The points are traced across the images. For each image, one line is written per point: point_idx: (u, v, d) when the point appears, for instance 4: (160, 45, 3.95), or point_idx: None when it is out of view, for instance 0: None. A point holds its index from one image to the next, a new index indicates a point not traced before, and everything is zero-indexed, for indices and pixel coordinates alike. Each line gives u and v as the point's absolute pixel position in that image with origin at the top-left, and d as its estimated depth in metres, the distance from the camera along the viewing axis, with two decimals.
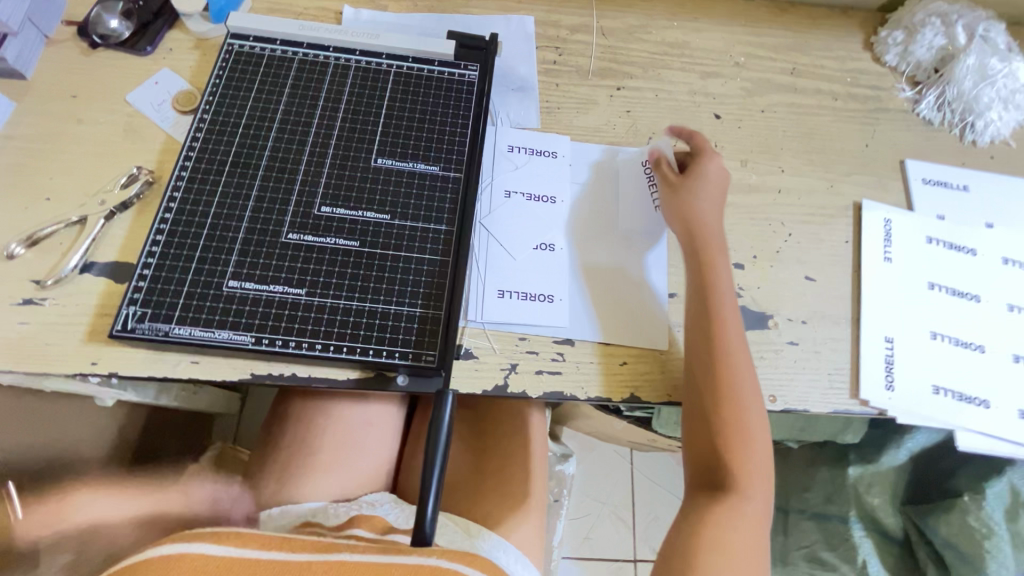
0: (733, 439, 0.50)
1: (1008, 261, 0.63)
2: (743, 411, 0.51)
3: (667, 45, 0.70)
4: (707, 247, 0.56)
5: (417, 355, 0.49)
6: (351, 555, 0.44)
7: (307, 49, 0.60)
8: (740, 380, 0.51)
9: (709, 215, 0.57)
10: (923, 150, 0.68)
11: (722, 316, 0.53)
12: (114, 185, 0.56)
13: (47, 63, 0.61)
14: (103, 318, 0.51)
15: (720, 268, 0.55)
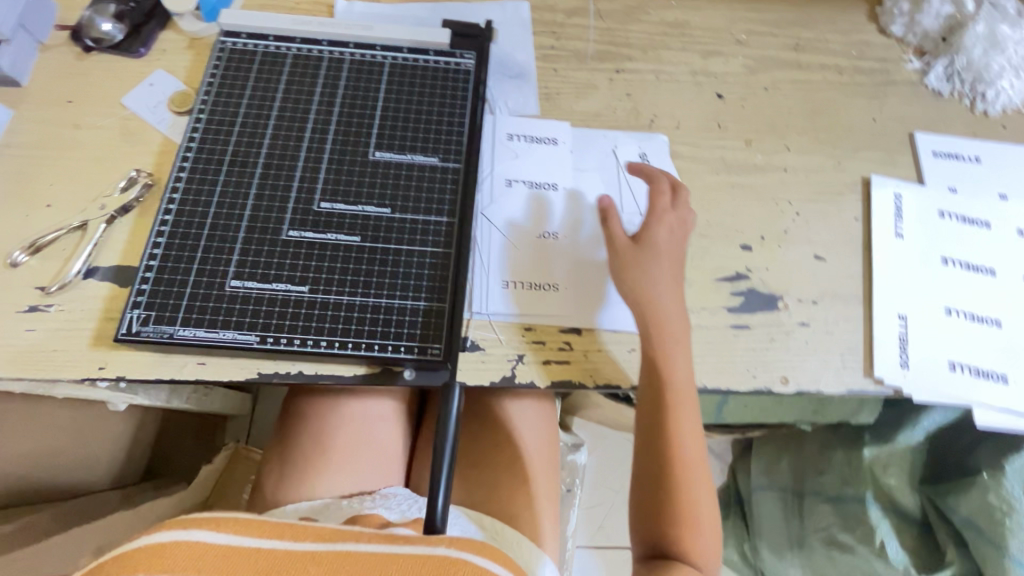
0: (683, 524, 0.49)
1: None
2: (692, 493, 0.50)
3: (667, 25, 0.69)
4: (662, 323, 0.51)
5: (422, 348, 0.49)
6: (355, 546, 0.40)
7: (301, 44, 0.59)
8: (685, 445, 0.50)
9: (663, 285, 0.52)
10: (933, 122, 0.66)
11: (675, 399, 0.50)
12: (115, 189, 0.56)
13: (43, 69, 0.61)
14: (108, 323, 0.51)
15: (676, 348, 0.51)
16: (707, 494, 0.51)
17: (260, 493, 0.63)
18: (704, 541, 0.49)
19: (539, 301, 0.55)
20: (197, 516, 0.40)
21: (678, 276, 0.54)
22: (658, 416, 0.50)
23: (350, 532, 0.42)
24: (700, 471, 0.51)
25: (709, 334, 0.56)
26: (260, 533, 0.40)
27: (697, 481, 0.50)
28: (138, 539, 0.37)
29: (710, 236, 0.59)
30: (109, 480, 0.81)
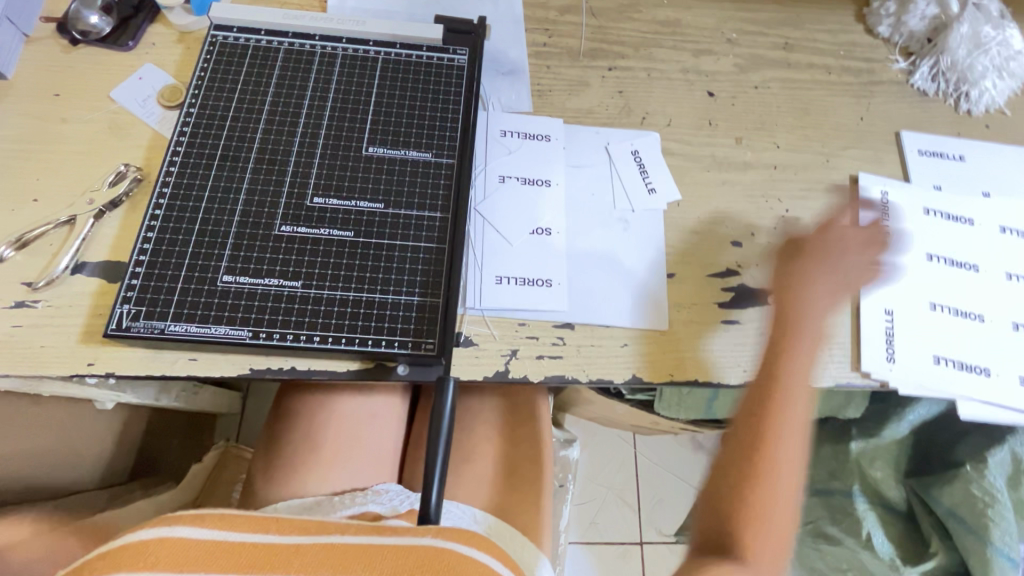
0: (752, 515, 0.51)
1: (1006, 230, 0.62)
2: (768, 490, 0.52)
3: (659, 24, 0.70)
4: (794, 323, 0.55)
5: (416, 343, 0.49)
6: (341, 538, 0.41)
7: (293, 39, 0.59)
8: (781, 441, 0.53)
9: (812, 297, 0.55)
10: (919, 121, 0.67)
11: (782, 403, 0.53)
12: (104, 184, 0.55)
13: (28, 62, 0.60)
14: (97, 318, 0.51)
15: (800, 351, 0.54)
16: (787, 498, 0.52)
17: (251, 491, 0.63)
18: (769, 541, 0.50)
19: (559, 300, 0.55)
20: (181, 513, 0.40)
21: (835, 296, 0.56)
22: (761, 404, 0.54)
23: (334, 525, 0.42)
24: (787, 473, 0.53)
25: (701, 328, 0.56)
26: (246, 527, 0.40)
27: (779, 480, 0.52)
28: (120, 536, 0.37)
29: (701, 233, 0.60)
30: (97, 479, 0.80)
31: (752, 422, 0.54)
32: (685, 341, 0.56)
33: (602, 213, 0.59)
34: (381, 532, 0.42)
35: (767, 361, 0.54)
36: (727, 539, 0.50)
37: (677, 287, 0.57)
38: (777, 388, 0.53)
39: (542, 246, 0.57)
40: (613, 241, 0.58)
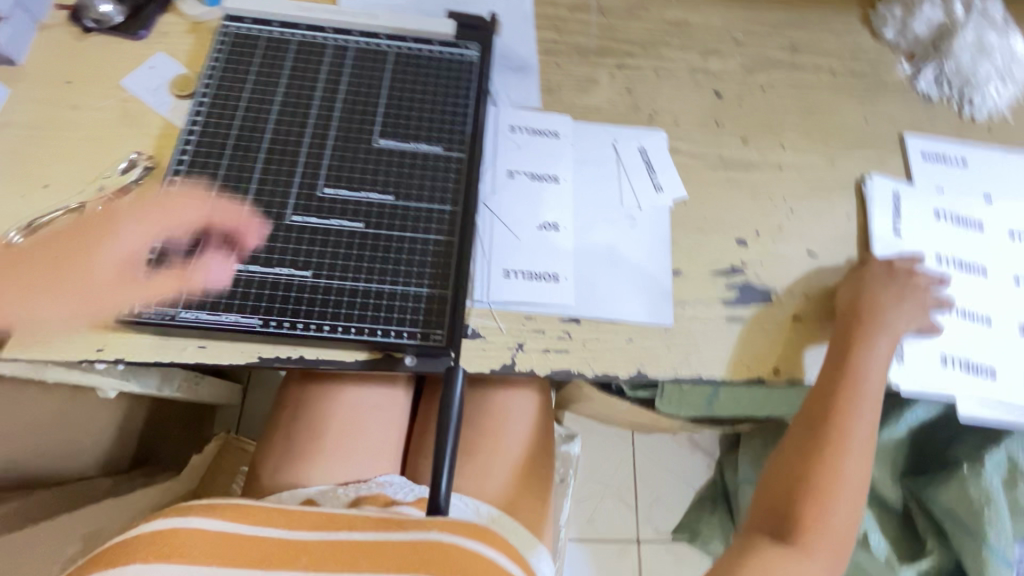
0: (818, 495, 0.51)
1: (1014, 235, 0.63)
2: (838, 474, 0.52)
3: (667, 24, 0.70)
4: (874, 318, 0.56)
5: (425, 334, 0.50)
6: (347, 534, 0.41)
7: (305, 31, 0.59)
8: (854, 426, 0.53)
9: (894, 301, 0.56)
10: (922, 125, 0.68)
11: (857, 399, 0.53)
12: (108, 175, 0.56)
13: (40, 49, 0.60)
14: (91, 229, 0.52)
15: (878, 344, 0.55)
16: (856, 485, 0.52)
17: (256, 479, 0.63)
18: (831, 522, 0.51)
19: (567, 295, 0.56)
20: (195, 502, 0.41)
21: (917, 307, 0.57)
22: (834, 388, 0.54)
23: (342, 518, 0.43)
24: (858, 459, 0.53)
25: (705, 325, 0.57)
26: (256, 520, 0.41)
27: (849, 466, 0.52)
28: (139, 525, 0.39)
29: (707, 232, 0.60)
30: (99, 467, 0.80)
31: (823, 413, 0.54)
32: (690, 337, 0.56)
33: (610, 209, 0.60)
34: (387, 527, 0.42)
35: (846, 353, 0.55)
36: (790, 527, 0.50)
37: (682, 284, 0.58)
38: (857, 378, 0.54)
39: (550, 242, 0.58)
40: (621, 237, 0.59)
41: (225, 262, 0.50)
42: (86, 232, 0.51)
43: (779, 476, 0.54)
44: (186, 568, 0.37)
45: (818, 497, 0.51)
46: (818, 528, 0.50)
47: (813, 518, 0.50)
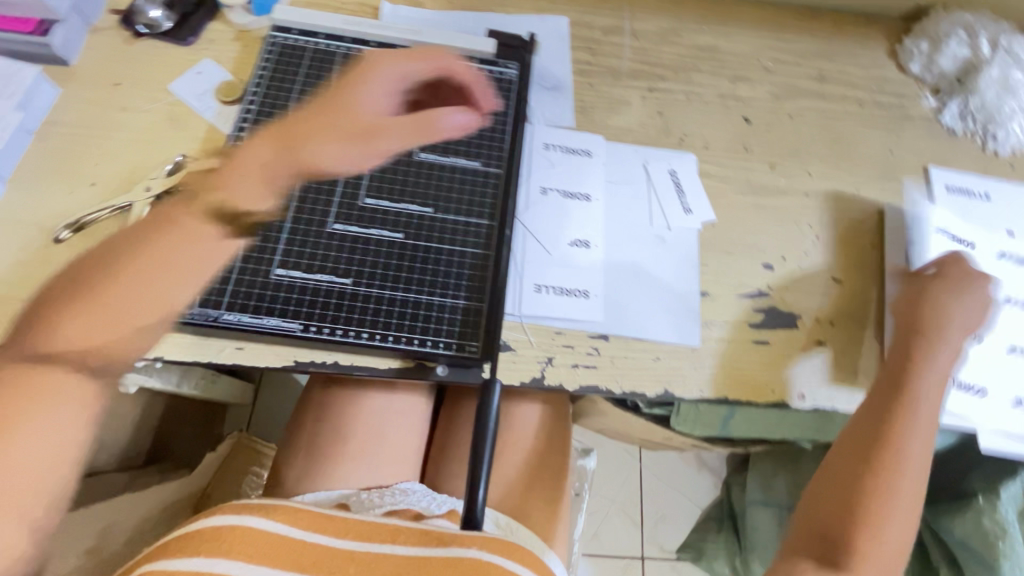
0: (870, 514, 0.52)
1: (1006, 255, 0.64)
2: (886, 493, 0.52)
3: (698, 49, 0.72)
4: (927, 333, 0.56)
5: (460, 345, 0.51)
6: (391, 549, 0.44)
7: (350, 43, 0.61)
8: (908, 446, 0.53)
9: (951, 316, 0.56)
10: (946, 158, 0.69)
11: (910, 418, 0.54)
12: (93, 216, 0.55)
13: (91, 51, 0.62)
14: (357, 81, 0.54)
15: (931, 361, 0.55)
16: (908, 504, 0.53)
17: (279, 480, 0.64)
18: (884, 543, 0.51)
19: (597, 312, 0.57)
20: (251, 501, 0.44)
21: (973, 321, 0.57)
22: (885, 407, 0.55)
23: (386, 529, 0.45)
24: (911, 478, 0.53)
25: (731, 347, 0.58)
26: (307, 524, 0.43)
27: (902, 486, 0.53)
28: (201, 519, 0.41)
29: (734, 255, 0.62)
30: (117, 460, 0.81)
31: (875, 431, 0.54)
32: (715, 358, 0.57)
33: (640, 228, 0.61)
34: (427, 543, 0.44)
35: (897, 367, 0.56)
36: (835, 546, 0.51)
37: (709, 305, 0.59)
38: (908, 395, 0.54)
39: (582, 258, 0.59)
40: (651, 257, 0.60)
41: (465, 112, 0.57)
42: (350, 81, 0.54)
43: (825, 494, 0.54)
44: (244, 565, 0.40)
45: (870, 515, 0.51)
46: (867, 547, 0.51)
47: (864, 538, 0.51)
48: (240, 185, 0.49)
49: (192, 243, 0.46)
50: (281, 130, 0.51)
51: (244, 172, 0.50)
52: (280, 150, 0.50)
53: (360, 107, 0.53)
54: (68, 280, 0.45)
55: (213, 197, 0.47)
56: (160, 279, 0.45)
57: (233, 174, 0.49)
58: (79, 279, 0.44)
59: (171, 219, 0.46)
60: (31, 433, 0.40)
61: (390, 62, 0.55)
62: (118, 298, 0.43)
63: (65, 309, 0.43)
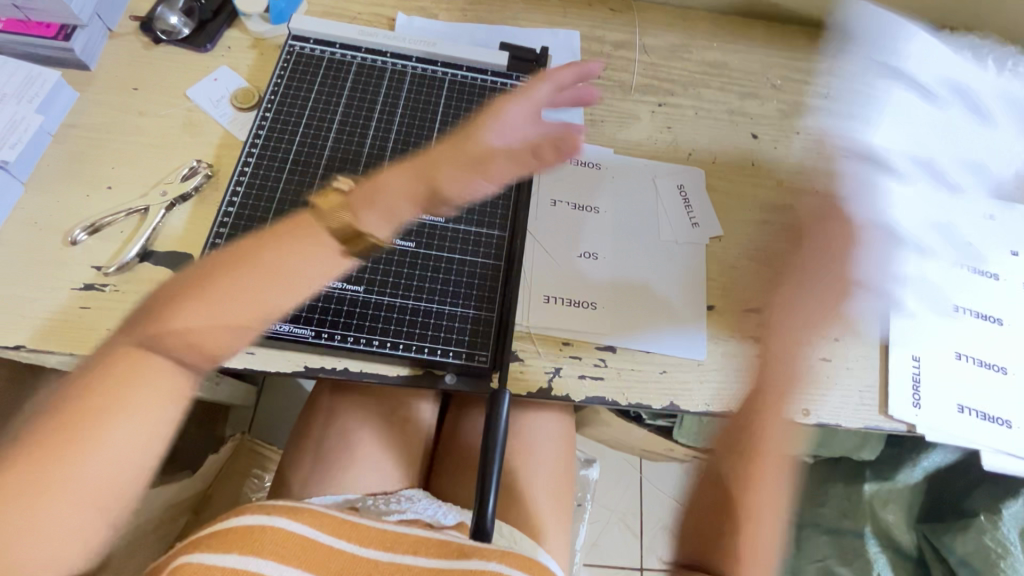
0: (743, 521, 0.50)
1: None
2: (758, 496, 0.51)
3: (707, 65, 0.73)
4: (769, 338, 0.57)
5: (470, 355, 0.52)
6: (414, 559, 0.44)
7: (366, 54, 0.62)
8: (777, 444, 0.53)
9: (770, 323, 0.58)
10: (951, 178, 0.70)
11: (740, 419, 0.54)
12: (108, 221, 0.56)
13: (110, 55, 0.63)
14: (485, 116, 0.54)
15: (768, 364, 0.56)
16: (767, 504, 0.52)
17: (285, 484, 0.64)
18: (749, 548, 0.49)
19: (604, 324, 0.57)
20: (278, 502, 0.44)
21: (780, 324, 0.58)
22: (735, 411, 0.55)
23: (410, 540, 0.46)
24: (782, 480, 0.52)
25: (737, 362, 0.58)
26: (335, 531, 0.44)
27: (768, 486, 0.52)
28: (232, 519, 0.42)
29: (740, 270, 0.62)
30: None
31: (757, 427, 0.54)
32: (720, 372, 0.58)
33: (647, 240, 0.62)
34: (450, 556, 0.45)
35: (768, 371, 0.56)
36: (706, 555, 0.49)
37: (715, 319, 0.60)
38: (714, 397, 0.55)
39: (590, 270, 0.59)
40: (658, 270, 0.61)
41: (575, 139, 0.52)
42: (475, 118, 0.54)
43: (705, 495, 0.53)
44: (274, 566, 0.40)
45: (753, 470, 0.52)
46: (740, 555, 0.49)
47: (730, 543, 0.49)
48: (376, 211, 0.48)
49: (314, 264, 0.46)
50: (419, 162, 0.50)
51: (378, 198, 0.48)
52: (404, 177, 0.49)
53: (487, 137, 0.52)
54: (193, 275, 0.45)
55: (341, 218, 0.48)
56: (268, 286, 0.45)
57: (364, 196, 0.49)
58: (209, 276, 0.45)
59: (309, 236, 0.47)
60: (128, 430, 0.42)
61: (518, 97, 0.55)
62: (228, 302, 0.44)
63: (182, 302, 0.43)
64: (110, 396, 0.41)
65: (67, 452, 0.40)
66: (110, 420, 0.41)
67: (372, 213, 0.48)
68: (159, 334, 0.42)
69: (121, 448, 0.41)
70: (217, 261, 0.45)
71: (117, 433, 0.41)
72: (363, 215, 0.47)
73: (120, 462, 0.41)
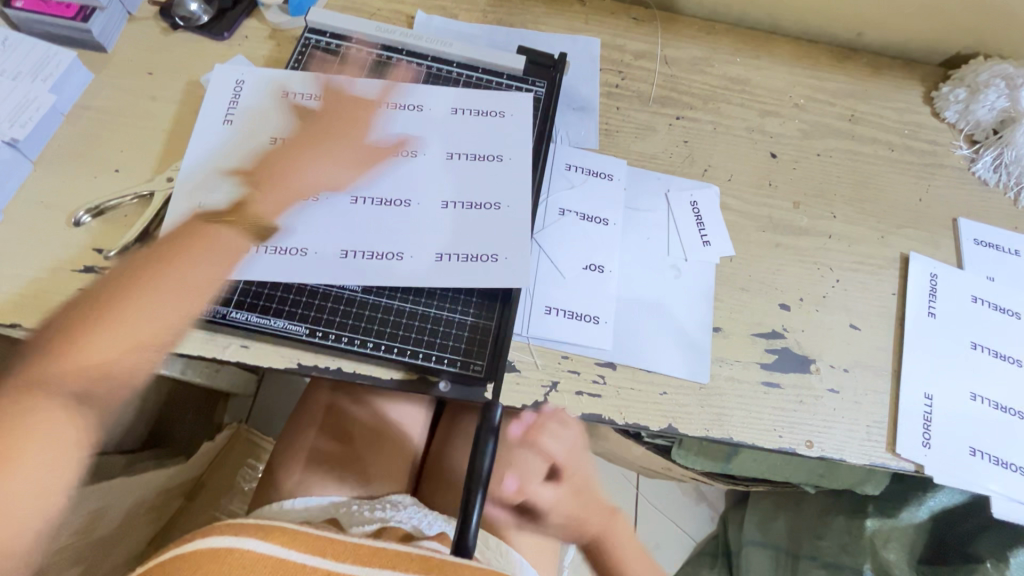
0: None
1: None
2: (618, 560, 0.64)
3: (729, 80, 0.71)
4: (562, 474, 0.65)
5: (464, 363, 0.52)
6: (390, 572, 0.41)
7: (381, 50, 0.62)
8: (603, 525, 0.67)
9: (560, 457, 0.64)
10: (977, 211, 0.68)
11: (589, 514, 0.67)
12: (204, 196, 0.53)
13: (128, 39, 0.63)
14: (308, 140, 0.55)
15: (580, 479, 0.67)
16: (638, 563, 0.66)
17: (270, 481, 0.63)
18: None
19: (603, 339, 0.56)
20: (249, 522, 0.42)
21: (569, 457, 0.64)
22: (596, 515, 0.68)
23: (388, 555, 0.42)
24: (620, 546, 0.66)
25: (741, 387, 0.56)
26: (306, 547, 0.41)
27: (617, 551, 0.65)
28: (200, 539, 0.40)
29: (751, 292, 0.61)
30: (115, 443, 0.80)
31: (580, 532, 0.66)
32: (724, 398, 0.56)
33: (653, 256, 0.61)
34: (430, 572, 0.41)
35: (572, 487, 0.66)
36: None
37: (720, 341, 0.58)
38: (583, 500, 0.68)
39: (592, 283, 0.58)
40: (661, 287, 0.60)
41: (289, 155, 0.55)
42: (328, 136, 0.56)
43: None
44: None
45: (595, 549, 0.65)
46: None
47: None
48: (275, 193, 0.53)
49: (180, 284, 0.49)
50: (302, 149, 0.55)
51: (284, 180, 0.53)
52: (307, 184, 0.54)
53: (301, 179, 0.54)
54: (45, 330, 0.46)
55: (252, 215, 0.52)
56: (187, 298, 0.49)
57: (276, 180, 0.53)
58: (68, 323, 0.46)
59: (185, 260, 0.49)
60: (33, 459, 0.42)
61: (341, 145, 0.56)
62: (99, 346, 0.45)
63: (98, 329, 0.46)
64: (12, 429, 0.41)
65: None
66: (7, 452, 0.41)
67: (268, 192, 0.53)
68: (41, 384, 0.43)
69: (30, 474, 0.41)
70: (92, 293, 0.48)
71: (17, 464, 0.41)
72: (265, 193, 0.53)
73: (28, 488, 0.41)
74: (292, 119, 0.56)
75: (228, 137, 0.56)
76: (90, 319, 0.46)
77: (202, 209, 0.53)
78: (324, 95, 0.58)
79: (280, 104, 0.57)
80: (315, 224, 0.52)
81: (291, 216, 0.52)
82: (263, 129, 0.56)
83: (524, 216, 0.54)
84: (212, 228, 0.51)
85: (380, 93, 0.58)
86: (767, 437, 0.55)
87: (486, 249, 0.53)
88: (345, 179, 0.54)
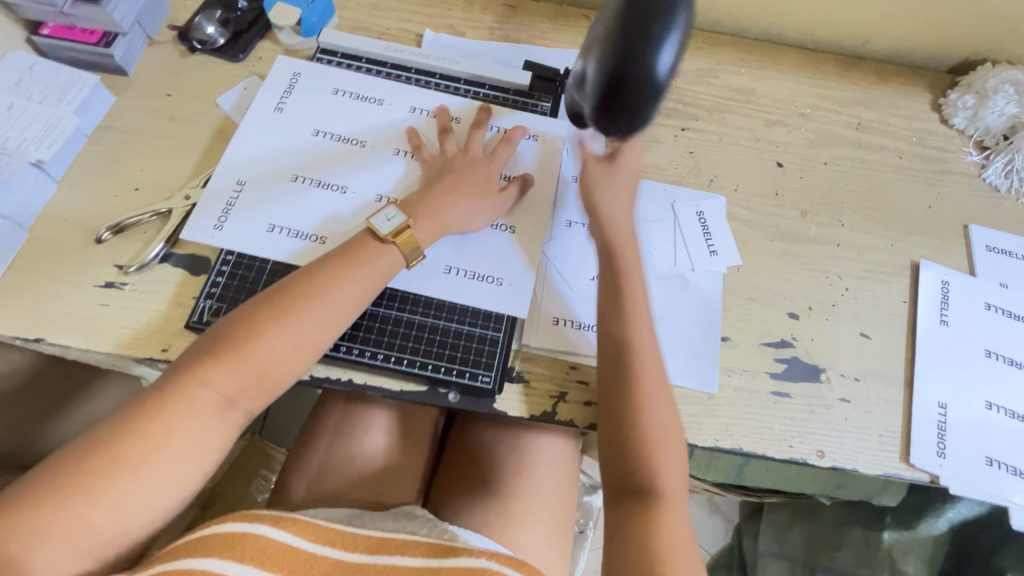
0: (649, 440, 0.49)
1: None
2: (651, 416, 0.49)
3: (734, 91, 0.71)
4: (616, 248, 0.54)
5: (473, 374, 0.53)
6: (399, 560, 0.45)
7: (391, 69, 0.64)
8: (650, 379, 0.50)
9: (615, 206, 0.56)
10: (990, 218, 0.67)
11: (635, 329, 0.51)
12: (377, 218, 0.53)
13: (147, 62, 0.65)
14: (451, 173, 0.57)
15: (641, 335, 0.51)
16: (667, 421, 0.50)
17: (283, 490, 0.64)
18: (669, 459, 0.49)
19: None
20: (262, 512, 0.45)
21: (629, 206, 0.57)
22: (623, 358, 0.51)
23: (396, 543, 0.46)
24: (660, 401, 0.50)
25: (751, 398, 0.56)
26: (315, 538, 0.44)
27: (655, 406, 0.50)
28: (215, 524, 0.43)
29: (759, 302, 0.61)
30: None
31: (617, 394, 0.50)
32: (733, 408, 0.56)
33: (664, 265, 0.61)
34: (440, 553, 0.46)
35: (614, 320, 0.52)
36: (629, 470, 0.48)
37: (728, 350, 0.58)
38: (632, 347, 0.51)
39: None
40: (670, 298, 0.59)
41: (464, 190, 0.57)
42: (472, 173, 0.58)
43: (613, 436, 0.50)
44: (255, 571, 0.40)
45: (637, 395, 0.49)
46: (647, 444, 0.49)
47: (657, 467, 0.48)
48: (428, 220, 0.55)
49: (350, 296, 0.50)
50: (439, 179, 0.57)
51: (431, 208, 0.55)
52: (449, 214, 0.56)
53: (447, 217, 0.55)
54: (225, 324, 0.49)
55: (406, 242, 0.53)
56: (344, 310, 0.50)
57: (430, 211, 0.55)
58: (248, 319, 0.48)
59: (357, 275, 0.51)
60: (180, 452, 0.44)
61: (460, 175, 0.57)
62: (281, 345, 0.48)
63: (268, 327, 0.48)
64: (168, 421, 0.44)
65: (96, 482, 0.41)
66: (149, 447, 0.43)
67: (417, 218, 0.54)
68: (200, 382, 0.46)
69: (174, 466, 0.44)
70: (284, 290, 0.50)
71: (169, 455, 0.43)
72: (418, 220, 0.54)
73: (171, 479, 0.43)
74: (336, 117, 0.61)
75: (276, 122, 0.60)
76: (267, 313, 0.48)
77: (239, 186, 0.56)
78: (372, 99, 0.62)
79: (328, 99, 0.62)
80: (341, 218, 0.57)
81: (323, 209, 0.57)
82: (306, 120, 0.60)
83: (526, 231, 0.59)
84: (385, 247, 0.52)
85: (426, 103, 0.63)
86: (776, 447, 0.55)
87: (494, 274, 0.56)
88: (456, 217, 0.56)
